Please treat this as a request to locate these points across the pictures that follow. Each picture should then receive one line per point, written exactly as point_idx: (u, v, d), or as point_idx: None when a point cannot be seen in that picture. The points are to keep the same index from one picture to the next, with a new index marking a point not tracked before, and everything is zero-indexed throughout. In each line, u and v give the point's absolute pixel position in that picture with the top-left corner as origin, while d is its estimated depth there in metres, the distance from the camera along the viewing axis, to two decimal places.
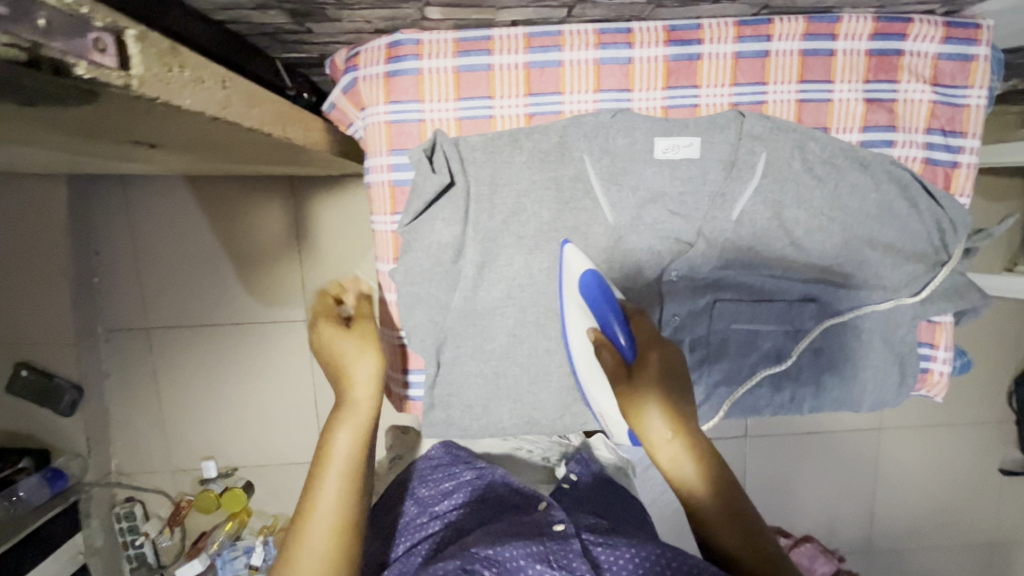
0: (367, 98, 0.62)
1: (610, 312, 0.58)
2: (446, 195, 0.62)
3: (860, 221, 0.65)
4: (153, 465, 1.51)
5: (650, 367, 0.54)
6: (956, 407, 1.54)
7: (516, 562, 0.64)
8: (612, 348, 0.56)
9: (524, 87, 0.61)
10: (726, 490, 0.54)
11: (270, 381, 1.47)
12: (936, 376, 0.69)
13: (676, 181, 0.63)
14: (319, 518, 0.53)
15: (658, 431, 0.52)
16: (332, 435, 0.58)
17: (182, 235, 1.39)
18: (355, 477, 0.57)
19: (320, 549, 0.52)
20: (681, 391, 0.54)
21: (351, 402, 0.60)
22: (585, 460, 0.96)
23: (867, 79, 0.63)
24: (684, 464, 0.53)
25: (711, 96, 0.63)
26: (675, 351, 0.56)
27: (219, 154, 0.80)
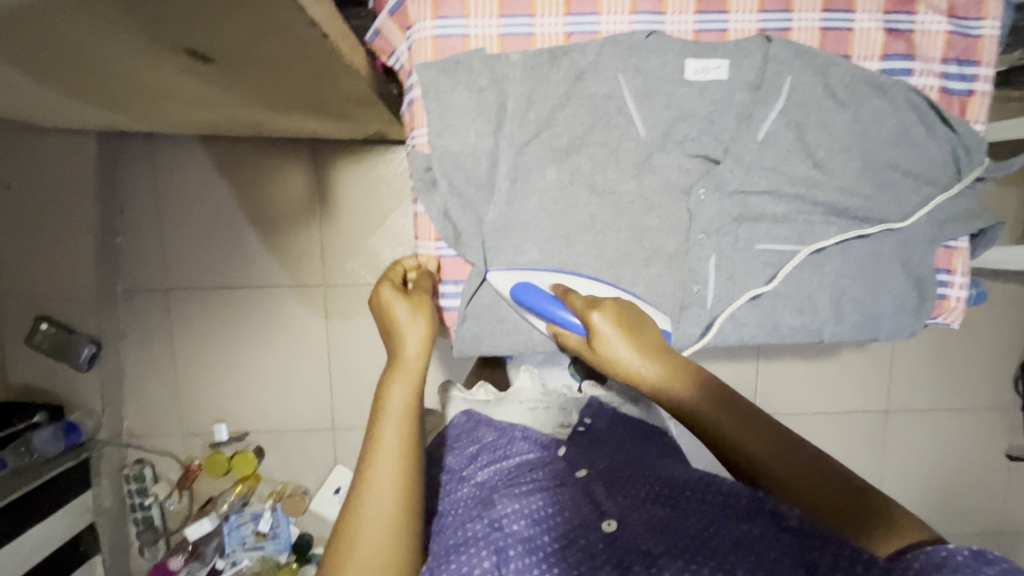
0: (414, 15, 0.65)
1: (552, 305, 0.62)
2: (481, 107, 0.65)
3: (881, 145, 0.68)
4: (163, 428, 1.51)
5: (605, 332, 0.58)
6: (966, 391, 1.55)
7: (544, 512, 0.62)
8: (568, 331, 0.62)
9: (564, 7, 0.65)
10: (740, 412, 0.54)
11: (287, 347, 1.48)
12: (953, 302, 0.72)
13: (704, 101, 0.66)
14: (381, 465, 0.55)
15: (635, 380, 0.58)
16: (386, 388, 0.60)
17: (203, 196, 1.41)
18: (409, 425, 0.59)
19: (387, 487, 0.54)
20: (641, 335, 0.59)
21: (406, 359, 0.61)
22: (596, 406, 0.88)
23: (887, 10, 0.66)
24: (685, 399, 0.56)
25: (739, 21, 0.66)
26: (617, 305, 0.59)
27: (261, 87, 0.83)
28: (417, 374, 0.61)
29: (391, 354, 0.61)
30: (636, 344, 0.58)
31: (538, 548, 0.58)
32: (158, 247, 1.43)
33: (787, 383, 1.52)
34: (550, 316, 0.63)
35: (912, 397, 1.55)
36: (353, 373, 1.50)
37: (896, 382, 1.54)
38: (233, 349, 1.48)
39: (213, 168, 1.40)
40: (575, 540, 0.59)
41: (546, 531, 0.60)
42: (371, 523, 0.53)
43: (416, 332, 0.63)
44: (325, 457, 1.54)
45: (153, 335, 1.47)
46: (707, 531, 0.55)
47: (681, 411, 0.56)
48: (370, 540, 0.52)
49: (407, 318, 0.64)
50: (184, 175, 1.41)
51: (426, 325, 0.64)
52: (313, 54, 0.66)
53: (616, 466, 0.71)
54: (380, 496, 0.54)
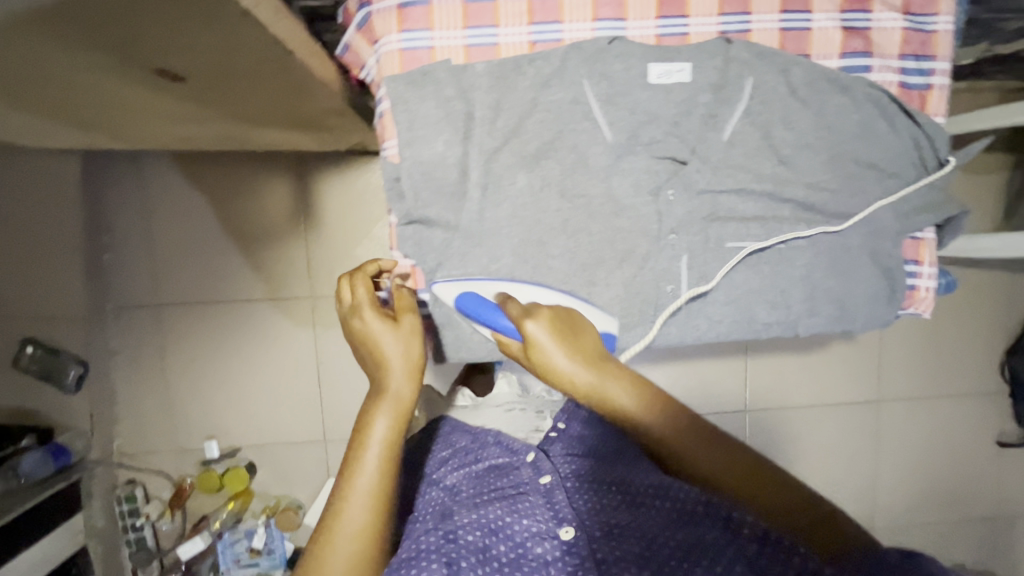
0: (381, 30, 0.66)
1: (488, 313, 0.65)
2: (447, 116, 0.65)
3: (845, 140, 0.69)
4: (156, 447, 1.50)
5: (540, 339, 0.60)
6: (955, 379, 1.57)
7: (500, 522, 0.66)
8: (508, 340, 0.64)
9: (527, 16, 0.66)
10: (662, 411, 0.60)
11: (277, 362, 1.48)
12: (923, 292, 0.72)
13: (669, 103, 0.67)
14: (356, 497, 0.58)
15: (571, 386, 0.61)
16: (370, 422, 0.61)
17: (189, 213, 1.42)
18: (388, 462, 0.61)
19: (358, 523, 0.57)
20: (576, 339, 0.62)
21: (392, 395, 0.62)
22: (572, 407, 0.86)
23: (843, 9, 0.68)
24: (618, 400, 0.60)
25: (700, 25, 0.67)
26: (549, 312, 0.61)
27: (238, 102, 0.84)
28: (401, 411, 0.62)
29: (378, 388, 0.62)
30: (571, 355, 0.61)
31: (492, 559, 0.63)
32: (144, 265, 1.43)
33: (775, 377, 1.53)
34: (492, 325, 0.65)
35: (901, 388, 1.57)
36: (344, 384, 1.50)
37: (885, 373, 1.56)
38: (222, 365, 1.48)
39: (197, 185, 1.41)
40: (529, 547, 0.64)
41: (503, 540, 0.65)
42: (339, 552, 0.56)
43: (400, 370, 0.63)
44: (318, 469, 1.53)
45: (140, 353, 1.46)
46: (659, 534, 0.62)
47: (613, 412, 0.61)
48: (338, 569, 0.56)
49: (392, 353, 0.63)
50: (168, 193, 1.41)
51: (408, 361, 0.64)
52: (283, 68, 0.67)
53: (577, 476, 0.73)
54: (352, 530, 0.57)
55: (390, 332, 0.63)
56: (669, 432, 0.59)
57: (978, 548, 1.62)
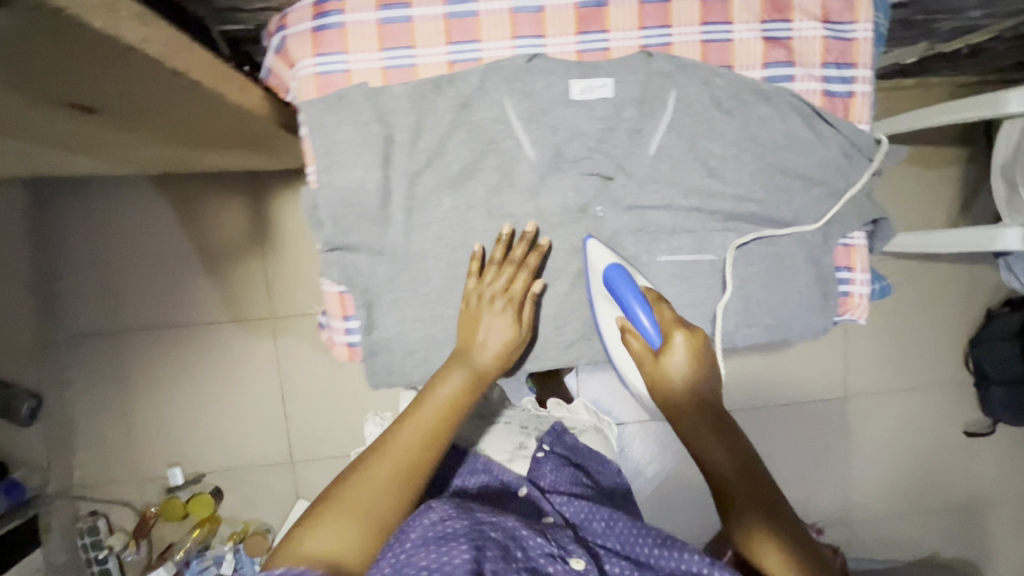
0: (296, 54, 0.65)
1: (633, 299, 0.64)
2: (365, 141, 0.64)
3: (771, 150, 0.69)
4: (117, 476, 1.45)
5: (677, 352, 0.62)
6: (922, 371, 1.58)
7: (518, 531, 0.55)
8: (637, 334, 0.64)
9: (444, 37, 0.65)
10: (752, 479, 0.61)
11: (241, 384, 1.45)
12: (857, 298, 0.72)
13: (593, 119, 0.66)
14: (413, 426, 0.60)
15: (675, 395, 0.63)
16: (446, 374, 0.64)
17: (144, 235, 1.38)
18: (450, 415, 0.62)
19: (406, 447, 0.59)
20: (705, 369, 0.63)
21: (472, 355, 0.65)
22: (557, 432, 0.87)
23: (764, 19, 0.67)
24: (712, 447, 0.61)
25: (620, 40, 0.66)
26: (704, 335, 0.63)
27: (154, 128, 0.80)
28: (476, 377, 0.65)
29: (465, 348, 0.66)
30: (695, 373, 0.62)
31: (514, 561, 0.52)
32: (97, 291, 1.39)
33: (745, 377, 1.53)
34: (625, 307, 0.64)
35: (869, 382, 1.57)
36: (309, 401, 1.48)
37: (852, 368, 1.56)
38: (185, 390, 1.44)
39: (150, 209, 1.38)
40: (544, 567, 0.53)
41: (521, 548, 0.54)
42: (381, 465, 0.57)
43: (488, 339, 0.66)
44: (286, 492, 1.49)
45: (96, 381, 1.42)
46: None
47: (703, 455, 0.62)
48: (375, 481, 0.56)
49: (493, 339, 0.66)
50: (122, 216, 1.37)
51: (503, 352, 0.67)
52: (195, 97, 0.65)
53: (578, 519, 0.67)
54: (396, 455, 0.58)
55: (502, 307, 0.66)
56: (750, 502, 0.60)
57: (954, 539, 1.63)
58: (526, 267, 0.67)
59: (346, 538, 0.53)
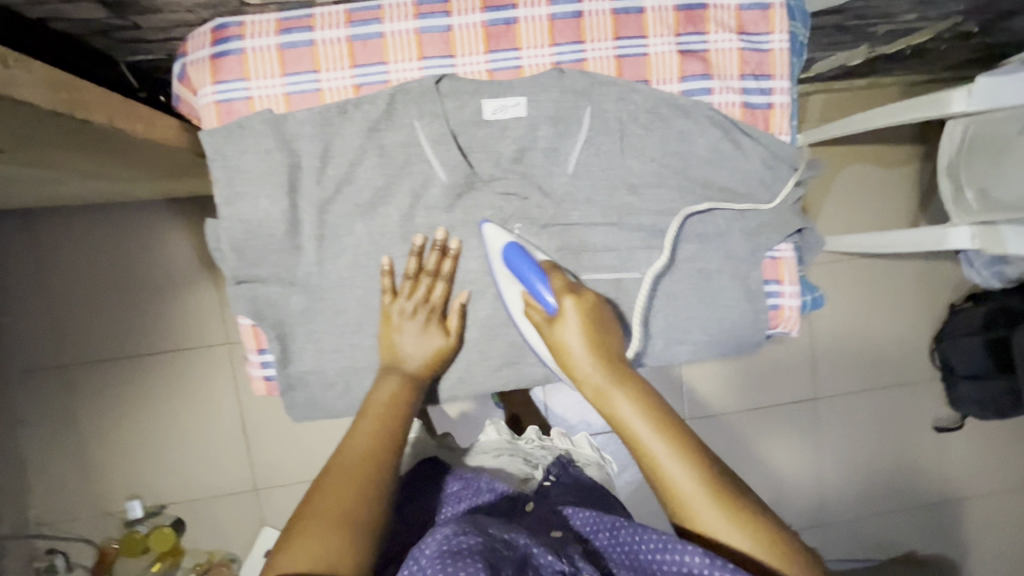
0: (197, 82, 0.63)
1: (532, 275, 0.61)
2: (269, 172, 0.62)
3: (691, 165, 0.68)
4: (77, 513, 1.23)
5: (569, 318, 0.58)
6: (893, 366, 1.52)
7: (529, 550, 0.51)
8: (536, 306, 0.61)
9: (349, 60, 0.63)
10: (670, 428, 0.52)
11: (206, 409, 1.24)
12: (787, 311, 0.71)
13: (507, 139, 0.65)
14: (361, 429, 0.57)
15: (579, 374, 0.57)
16: (379, 381, 0.62)
17: (103, 250, 1.20)
18: (393, 413, 0.59)
19: (359, 445, 0.55)
20: (602, 334, 0.58)
21: (403, 356, 0.64)
22: (563, 463, 0.78)
23: (679, 32, 0.66)
24: (622, 404, 0.53)
25: (532, 57, 0.65)
26: (592, 296, 0.60)
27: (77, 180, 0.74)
28: (410, 378, 0.63)
29: (390, 354, 0.64)
30: (591, 338, 0.57)
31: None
32: (43, 317, 1.20)
33: (714, 382, 1.46)
34: (527, 285, 0.61)
35: (840, 383, 1.51)
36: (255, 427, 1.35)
37: (821, 368, 1.50)
38: (145, 422, 1.23)
39: (101, 226, 1.20)
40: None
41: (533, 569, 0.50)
42: (339, 468, 0.52)
43: (414, 343, 0.64)
44: (251, 518, 1.27)
45: (51, 418, 1.21)
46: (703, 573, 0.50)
47: (613, 415, 0.54)
48: (336, 486, 0.50)
49: (415, 350, 0.64)
50: (70, 235, 1.19)
51: (433, 359, 0.65)
52: (93, 136, 0.61)
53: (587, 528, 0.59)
54: (346, 459, 0.53)
55: (425, 316, 0.65)
56: (671, 455, 0.50)
57: (936, 541, 1.52)
58: (443, 276, 0.66)
59: (331, 548, 0.45)
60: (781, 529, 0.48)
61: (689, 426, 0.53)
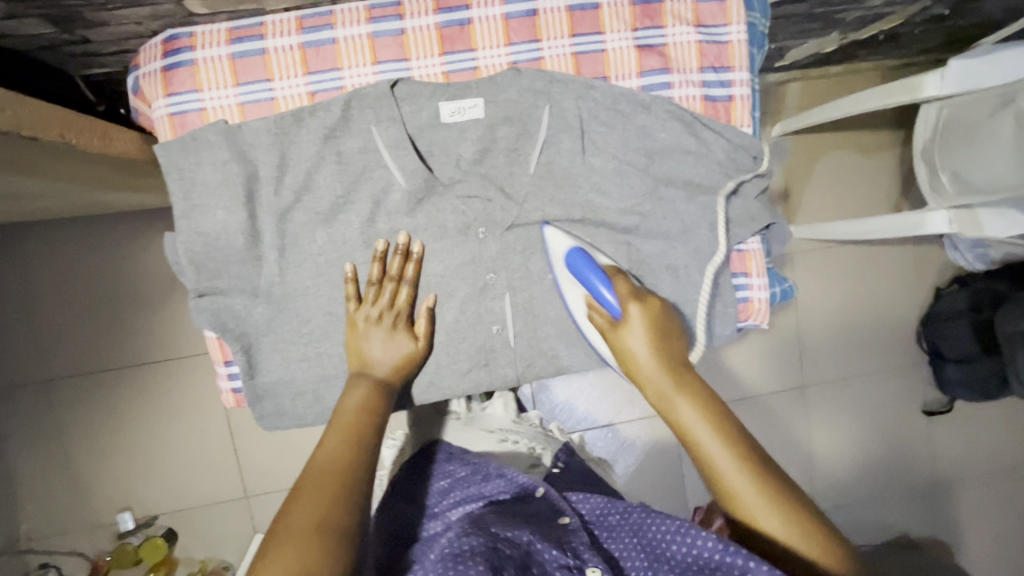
0: (150, 96, 0.62)
1: (593, 275, 0.62)
2: (226, 184, 0.61)
3: (654, 160, 0.67)
4: (64, 525, 1.19)
5: (634, 324, 0.60)
6: (884, 351, 1.49)
7: (533, 546, 0.52)
8: (600, 309, 0.62)
9: (302, 67, 0.62)
10: (730, 434, 0.52)
11: (196, 415, 1.21)
12: (757, 303, 0.71)
13: (466, 142, 0.65)
14: (335, 437, 0.55)
15: (642, 379, 0.59)
16: (349, 389, 0.61)
17: (73, 261, 1.16)
18: (365, 418, 0.58)
19: (333, 454, 0.53)
20: (666, 341, 0.60)
21: (373, 363, 0.63)
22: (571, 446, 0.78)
23: (635, 27, 0.66)
24: (684, 410, 0.55)
25: (488, 57, 0.64)
26: (658, 303, 0.61)
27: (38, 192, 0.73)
28: (379, 381, 0.62)
29: (357, 363, 0.63)
30: (656, 344, 0.59)
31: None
32: (17, 331, 1.16)
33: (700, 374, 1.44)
34: (589, 289, 0.62)
35: (828, 373, 1.48)
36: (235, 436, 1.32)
37: (808, 356, 1.46)
38: (133, 432, 1.20)
39: (79, 236, 1.15)
40: None
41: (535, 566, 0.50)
42: (314, 478, 0.51)
43: (381, 351, 0.63)
44: (242, 526, 1.24)
45: (33, 434, 1.18)
46: None
47: (674, 420, 0.55)
48: (309, 497, 0.49)
49: (383, 355, 0.64)
50: (45, 248, 1.15)
51: (401, 365, 0.64)
52: (46, 149, 0.61)
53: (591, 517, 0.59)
54: (317, 470, 0.52)
55: (388, 324, 0.64)
56: (732, 462, 0.51)
57: (931, 526, 1.50)
58: (405, 281, 0.65)
59: (310, 557, 0.44)
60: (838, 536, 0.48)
61: (749, 434, 0.53)
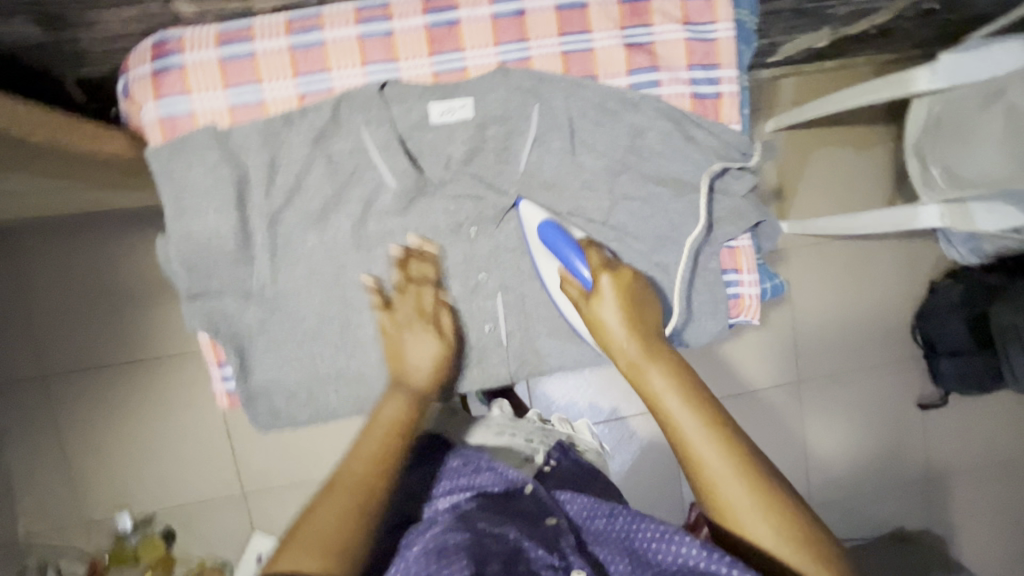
0: (139, 99, 0.62)
1: (567, 249, 0.62)
2: (216, 185, 0.61)
3: (644, 158, 0.68)
4: (63, 526, 1.20)
5: (605, 293, 0.57)
6: (879, 346, 1.49)
7: (522, 544, 0.52)
8: (573, 281, 0.61)
9: (291, 69, 0.62)
10: (703, 409, 0.50)
11: (192, 416, 1.21)
12: (747, 299, 0.72)
13: (455, 142, 0.65)
14: (364, 445, 0.53)
15: (612, 348, 0.57)
16: (387, 396, 0.57)
17: (68, 263, 1.16)
18: (402, 433, 0.54)
19: (362, 466, 0.51)
20: (639, 310, 0.57)
21: (413, 371, 0.60)
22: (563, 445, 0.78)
23: (623, 25, 0.66)
24: (655, 380, 0.52)
25: (476, 57, 0.65)
26: (629, 274, 0.59)
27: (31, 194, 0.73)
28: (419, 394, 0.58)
29: (400, 367, 0.60)
30: (627, 314, 0.56)
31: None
32: (14, 333, 1.16)
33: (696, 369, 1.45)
34: (563, 261, 0.62)
35: (823, 368, 1.48)
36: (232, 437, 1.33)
37: (803, 351, 1.47)
38: (129, 433, 1.20)
39: (73, 238, 1.16)
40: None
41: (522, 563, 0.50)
42: (337, 489, 0.49)
43: (423, 358, 0.61)
44: (239, 526, 1.23)
45: (31, 434, 1.18)
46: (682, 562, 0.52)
47: (644, 390, 0.53)
48: (331, 512, 0.47)
49: (421, 361, 0.61)
50: (41, 249, 1.15)
51: (436, 372, 0.61)
52: None
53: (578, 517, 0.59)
54: (342, 481, 0.49)
55: (422, 329, 0.62)
56: (703, 437, 0.49)
57: (925, 518, 1.51)
58: (428, 287, 0.64)
59: None
60: (805, 515, 0.48)
61: (721, 404, 0.52)
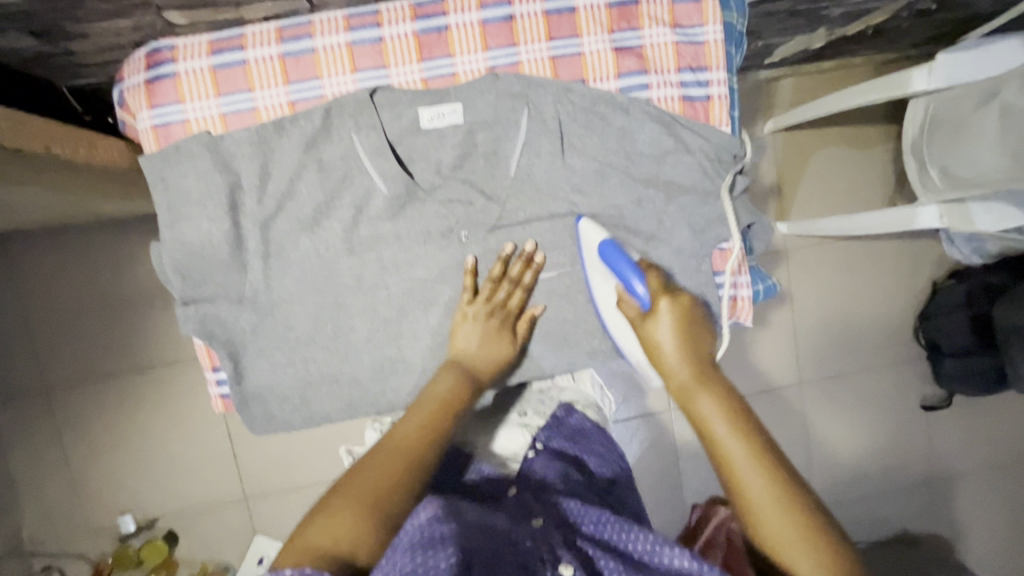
0: (134, 108, 0.63)
1: (627, 269, 0.61)
2: (209, 193, 0.62)
3: (633, 161, 0.68)
4: (67, 529, 1.21)
5: (662, 316, 0.60)
6: (881, 346, 1.48)
7: (511, 535, 0.51)
8: (629, 300, 0.62)
9: (282, 77, 0.63)
10: (756, 442, 0.53)
11: (192, 420, 1.22)
12: (740, 301, 0.72)
13: (445, 148, 0.66)
14: (413, 415, 0.59)
15: (665, 371, 0.59)
16: (437, 375, 0.64)
17: (69, 270, 1.17)
18: (448, 409, 0.60)
19: (410, 430, 0.57)
20: (694, 338, 0.60)
21: (462, 354, 0.65)
22: (557, 419, 0.74)
23: (612, 29, 0.66)
24: (705, 407, 0.55)
25: (465, 63, 0.65)
26: (687, 299, 0.61)
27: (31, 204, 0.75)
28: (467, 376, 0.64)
29: (455, 356, 0.65)
30: (683, 340, 0.59)
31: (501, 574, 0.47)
32: (17, 339, 1.18)
33: None
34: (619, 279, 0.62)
35: (825, 368, 1.47)
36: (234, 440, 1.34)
37: (804, 351, 1.46)
38: (131, 437, 1.21)
39: (74, 245, 1.17)
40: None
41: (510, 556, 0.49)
42: (385, 448, 0.55)
43: (480, 348, 0.65)
44: (241, 527, 1.24)
45: (35, 438, 1.19)
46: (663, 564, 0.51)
47: (694, 415, 0.56)
48: (377, 464, 0.53)
49: (483, 355, 0.65)
50: (44, 256, 1.17)
51: (496, 363, 0.66)
52: (33, 161, 0.62)
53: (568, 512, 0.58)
54: (391, 445, 0.55)
55: (490, 323, 0.66)
56: (754, 470, 0.51)
57: (930, 520, 1.49)
58: (507, 278, 0.67)
59: (355, 525, 0.48)
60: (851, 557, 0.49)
61: (771, 437, 0.54)
